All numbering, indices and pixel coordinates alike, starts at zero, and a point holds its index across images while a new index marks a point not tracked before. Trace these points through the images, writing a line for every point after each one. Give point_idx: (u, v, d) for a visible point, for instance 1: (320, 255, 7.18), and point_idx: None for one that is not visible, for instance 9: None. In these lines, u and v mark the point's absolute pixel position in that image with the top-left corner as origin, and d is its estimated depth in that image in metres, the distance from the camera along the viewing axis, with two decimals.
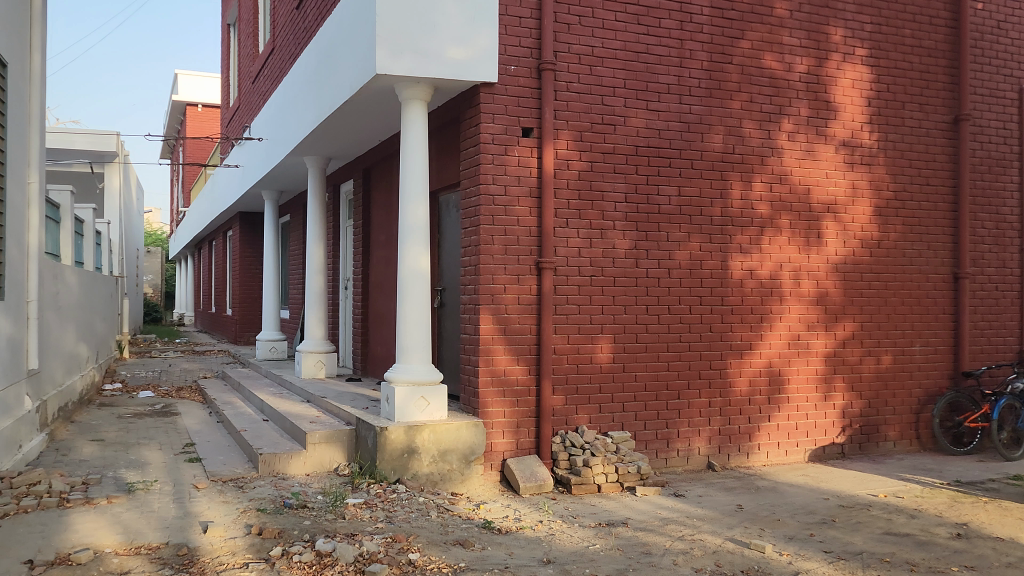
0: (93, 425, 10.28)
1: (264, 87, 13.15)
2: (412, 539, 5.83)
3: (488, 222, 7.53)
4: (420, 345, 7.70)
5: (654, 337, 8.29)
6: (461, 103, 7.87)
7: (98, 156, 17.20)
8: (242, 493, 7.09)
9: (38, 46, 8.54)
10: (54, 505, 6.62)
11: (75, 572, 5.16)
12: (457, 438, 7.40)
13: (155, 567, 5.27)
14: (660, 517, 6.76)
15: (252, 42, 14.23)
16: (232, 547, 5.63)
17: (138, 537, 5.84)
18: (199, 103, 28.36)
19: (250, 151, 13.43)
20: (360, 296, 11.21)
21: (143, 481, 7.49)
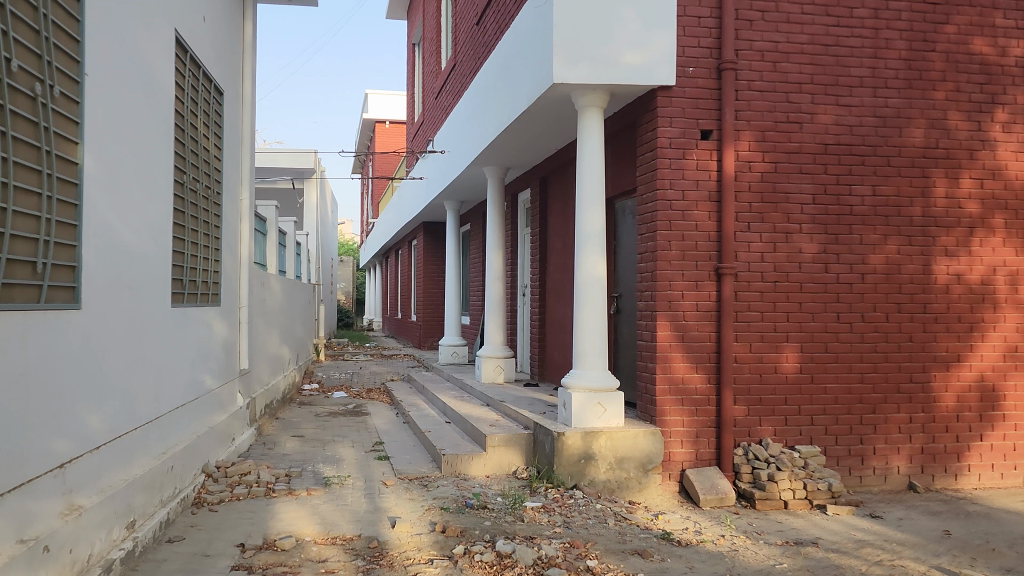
0: (295, 423, 11.11)
1: (446, 102, 13.68)
2: (590, 546, 5.82)
3: (666, 227, 7.40)
4: (597, 351, 7.68)
5: (846, 347, 7.79)
6: (638, 107, 7.80)
7: (299, 173, 18.57)
8: (427, 491, 7.39)
9: (249, 73, 9.34)
10: (262, 494, 7.22)
11: (281, 557, 5.58)
12: (635, 446, 7.30)
13: (349, 558, 5.60)
14: (855, 539, 6.33)
15: (436, 59, 14.84)
16: (418, 543, 5.87)
17: (334, 529, 6.23)
18: (387, 120, 30.10)
19: (433, 163, 14.01)
20: (538, 303, 11.36)
21: (338, 476, 7.99)
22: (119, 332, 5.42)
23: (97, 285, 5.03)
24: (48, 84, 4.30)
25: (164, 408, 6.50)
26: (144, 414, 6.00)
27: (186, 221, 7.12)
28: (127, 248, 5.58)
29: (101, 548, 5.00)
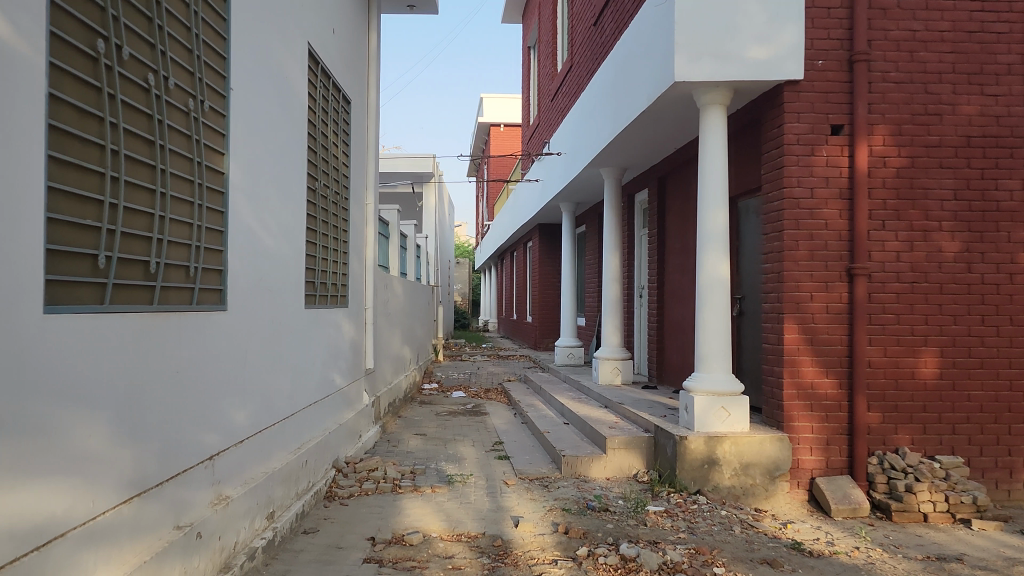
0: (417, 421, 11.40)
1: (562, 104, 13.73)
2: (716, 553, 5.71)
3: (793, 227, 7.16)
4: (721, 354, 7.52)
5: (992, 352, 7.31)
6: (763, 104, 7.58)
7: (418, 178, 19.06)
8: (547, 492, 7.44)
9: (374, 83, 9.66)
10: (389, 490, 7.46)
11: (409, 552, 5.74)
12: (761, 452, 7.10)
13: (474, 555, 5.70)
14: (1005, 557, 5.93)
15: (552, 61, 14.92)
16: (542, 543, 5.92)
17: (459, 526, 6.36)
18: (502, 123, 30.51)
19: (549, 165, 14.08)
20: (656, 304, 11.22)
21: (460, 474, 8.15)
22: (260, 333, 5.73)
23: (241, 288, 5.34)
24: (199, 99, 4.59)
25: (299, 405, 6.81)
26: (281, 410, 6.31)
27: (318, 226, 7.44)
28: (267, 253, 5.89)
29: (245, 536, 5.29)
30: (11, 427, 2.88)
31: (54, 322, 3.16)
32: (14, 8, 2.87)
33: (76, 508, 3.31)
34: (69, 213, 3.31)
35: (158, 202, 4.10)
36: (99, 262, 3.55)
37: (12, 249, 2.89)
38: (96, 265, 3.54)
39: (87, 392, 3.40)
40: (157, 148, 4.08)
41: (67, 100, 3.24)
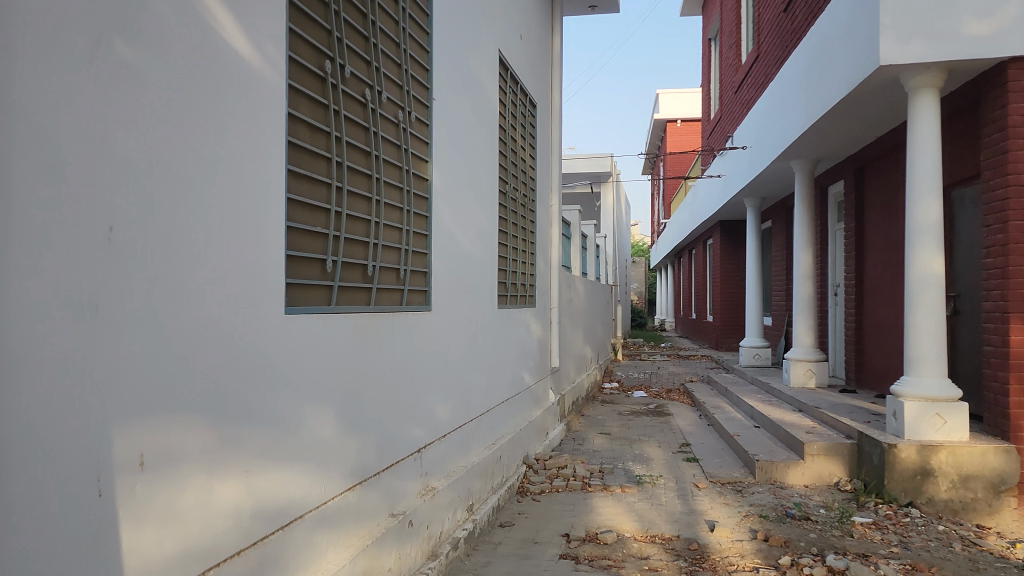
0: (601, 420, 11.44)
1: (747, 96, 13.27)
2: (936, 571, 5.29)
3: (1020, 217, 6.51)
4: (935, 356, 6.98)
5: None
6: (983, 84, 6.95)
7: (596, 177, 19.12)
8: (742, 497, 7.21)
9: (557, 85, 9.78)
10: (579, 488, 7.53)
11: (604, 551, 5.76)
12: (984, 464, 6.51)
13: (670, 557, 5.62)
14: None
15: (735, 53, 14.46)
16: (740, 549, 5.75)
17: (653, 526, 6.32)
18: (678, 119, 29.99)
19: (733, 160, 13.65)
20: (854, 303, 10.58)
21: (649, 475, 8.08)
22: (459, 333, 5.97)
23: (444, 290, 5.58)
24: (407, 111, 4.84)
25: (493, 402, 7.03)
26: (478, 406, 6.53)
27: (508, 229, 7.64)
28: (465, 255, 6.12)
29: (449, 526, 5.54)
30: (262, 417, 3.17)
31: (294, 322, 3.45)
32: (264, 39, 3.16)
33: (311, 492, 3.60)
34: (304, 221, 3.59)
35: (374, 209, 4.35)
36: (327, 266, 3.83)
37: (261, 256, 3.17)
38: (324, 269, 3.82)
39: (319, 387, 3.68)
40: (373, 158, 4.33)
41: (302, 117, 3.52)
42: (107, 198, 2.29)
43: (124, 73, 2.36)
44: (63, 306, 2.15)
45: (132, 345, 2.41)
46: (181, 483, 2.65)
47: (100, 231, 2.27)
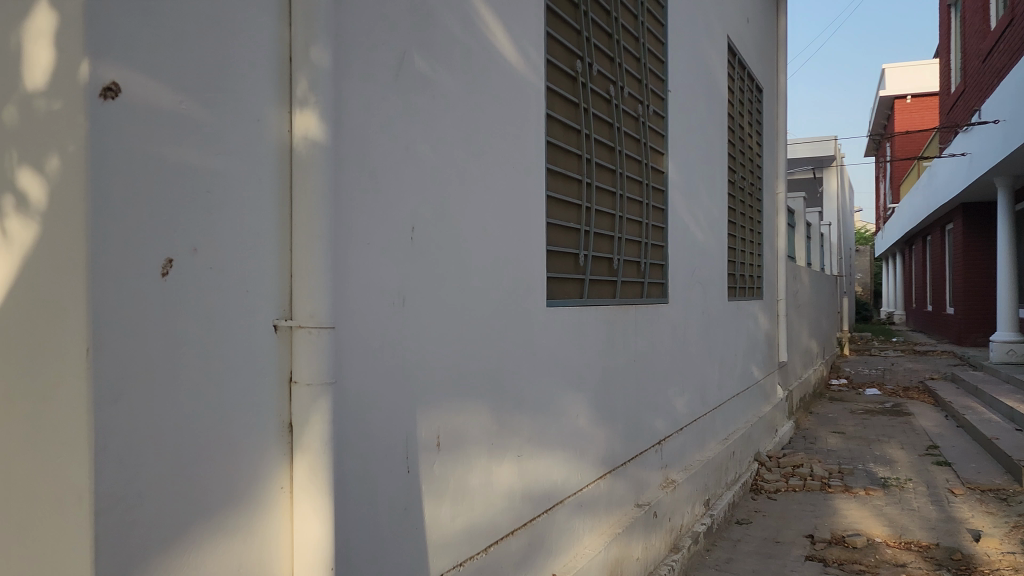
0: (832, 418, 10.84)
1: (998, 64, 11.99)
2: None
3: None
4: None
5: None
6: None
7: (818, 162, 18.12)
8: (1008, 506, 6.55)
9: (783, 67, 9.36)
10: (818, 488, 7.21)
11: (854, 555, 5.48)
12: None
13: (931, 566, 5.23)
14: None
15: (982, 17, 13.11)
16: (1014, 563, 5.23)
17: (906, 533, 5.91)
18: (908, 95, 27.69)
19: (981, 136, 12.40)
20: None
21: (895, 477, 7.56)
22: (694, 326, 5.91)
23: (680, 283, 5.55)
24: (646, 104, 4.85)
25: (726, 396, 6.89)
26: (712, 400, 6.42)
27: (737, 219, 7.43)
28: (698, 247, 6.04)
29: (688, 520, 5.51)
30: (530, 405, 3.33)
31: (554, 315, 3.58)
32: (527, 44, 3.29)
33: (570, 477, 3.72)
34: (560, 217, 3.72)
35: (618, 203, 4.41)
36: (580, 260, 3.94)
37: (529, 252, 3.31)
38: (576, 263, 3.93)
39: (576, 377, 3.80)
40: (617, 153, 4.39)
41: (557, 117, 3.64)
42: (411, 199, 2.51)
43: (422, 85, 2.56)
44: (382, 300, 2.38)
45: (429, 336, 2.62)
46: (469, 463, 2.85)
47: (406, 232, 2.49)
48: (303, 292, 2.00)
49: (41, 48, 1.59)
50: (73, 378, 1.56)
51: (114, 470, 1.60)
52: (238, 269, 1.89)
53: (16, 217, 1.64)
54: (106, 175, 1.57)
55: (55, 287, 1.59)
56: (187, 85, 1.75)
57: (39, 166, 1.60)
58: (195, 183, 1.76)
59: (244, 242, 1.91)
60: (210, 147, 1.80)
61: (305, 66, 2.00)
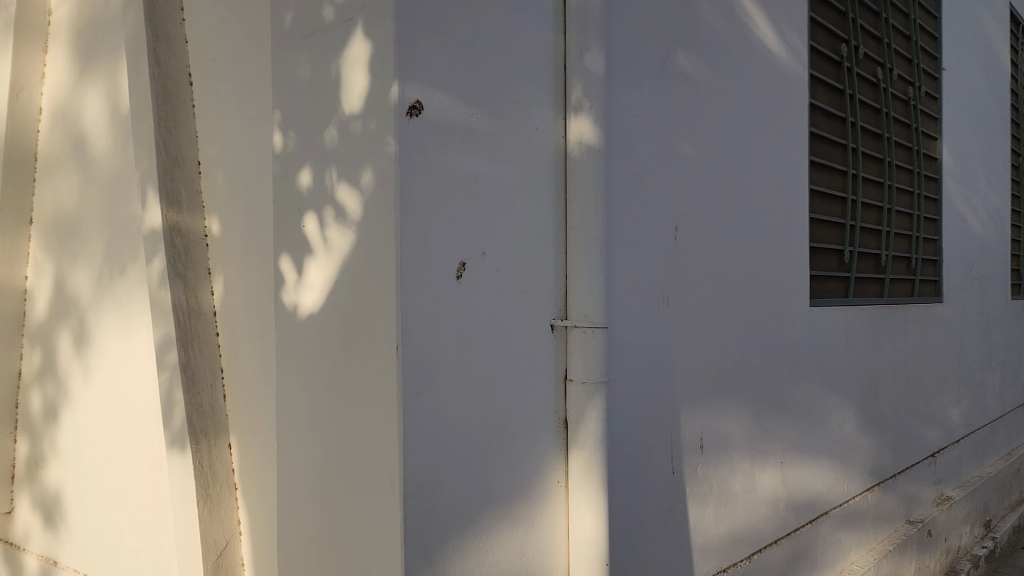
0: None
1: None
2: None
3: None
4: None
5: None
6: None
7: None
8: None
9: None
10: None
11: None
12: None
13: None
14: None
15: None
16: None
17: None
18: None
19: None
20: None
21: None
22: (972, 327, 5.33)
23: (955, 280, 5.03)
24: (917, 85, 4.45)
25: (1009, 405, 6.15)
26: (993, 410, 5.77)
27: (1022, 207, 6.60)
28: (976, 239, 5.44)
29: (965, 542, 4.99)
30: (794, 409, 3.17)
31: (819, 316, 3.39)
32: (791, 30, 3.13)
33: (835, 488, 3.51)
34: (823, 211, 3.52)
35: (887, 194, 4.08)
36: (844, 257, 3.70)
37: (793, 248, 3.16)
38: (841, 260, 3.69)
39: (842, 381, 3.57)
40: (885, 140, 4.06)
41: (821, 106, 3.45)
42: (675, 199, 2.49)
43: (686, 82, 2.53)
44: (648, 300, 2.37)
45: (693, 335, 2.58)
46: (732, 467, 2.77)
47: (670, 231, 2.47)
48: (578, 291, 2.05)
49: (357, 74, 1.77)
50: (386, 372, 1.73)
51: (420, 456, 1.74)
52: (519, 272, 1.98)
53: (335, 227, 1.84)
54: (411, 189, 1.72)
55: (369, 290, 1.77)
56: (476, 98, 1.86)
57: (355, 181, 1.79)
58: (482, 190, 1.87)
59: (525, 244, 1.99)
60: (497, 156, 1.91)
61: (579, 72, 2.05)
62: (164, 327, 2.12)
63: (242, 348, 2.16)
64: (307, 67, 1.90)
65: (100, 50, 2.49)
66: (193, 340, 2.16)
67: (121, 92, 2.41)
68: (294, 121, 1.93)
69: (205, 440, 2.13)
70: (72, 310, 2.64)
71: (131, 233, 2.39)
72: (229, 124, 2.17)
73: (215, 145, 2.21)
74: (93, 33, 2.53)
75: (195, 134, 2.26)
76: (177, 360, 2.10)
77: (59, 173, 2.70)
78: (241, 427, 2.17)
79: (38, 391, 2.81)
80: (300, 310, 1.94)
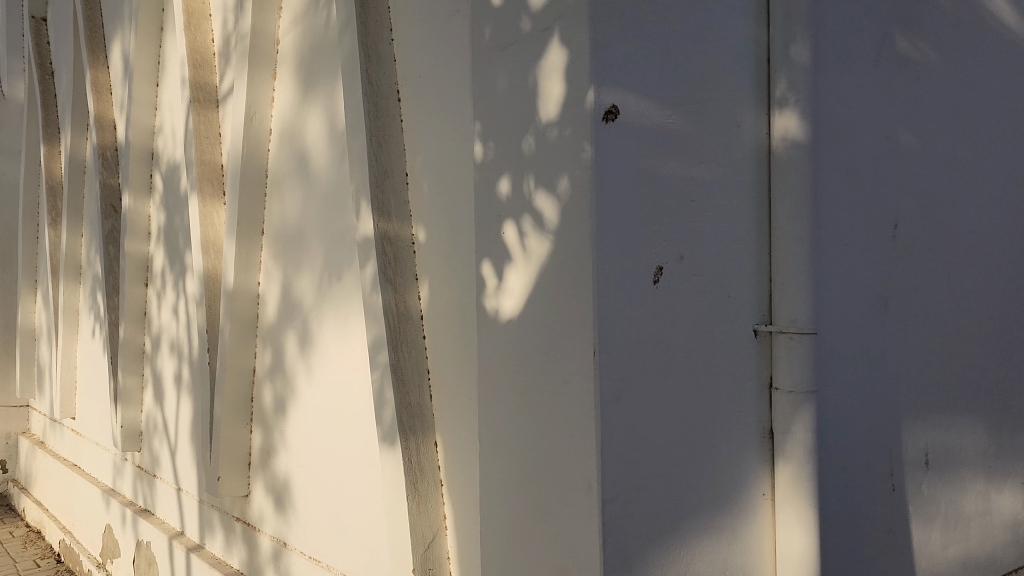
0: None
1: None
2: None
3: None
4: None
5: None
6: None
7: None
8: None
9: None
10: None
11: None
12: None
13: None
14: None
15: None
16: None
17: None
18: None
19: None
20: None
21: None
22: None
23: None
24: None
25: None
26: None
27: None
28: None
29: None
30: None
31: None
32: None
33: None
34: None
35: None
36: None
37: None
38: None
39: None
40: None
41: None
42: (894, 194, 2.30)
43: (906, 67, 2.33)
44: (863, 304, 2.21)
45: (915, 340, 2.37)
46: (963, 487, 2.50)
47: (888, 229, 2.28)
48: (784, 295, 1.94)
49: (553, 82, 1.79)
50: (584, 377, 1.74)
51: (618, 463, 1.73)
52: (720, 276, 1.91)
53: (533, 233, 1.86)
54: (609, 194, 1.72)
55: (567, 296, 1.79)
56: (674, 99, 1.83)
57: (552, 188, 1.80)
58: (681, 193, 1.84)
59: (725, 247, 1.92)
60: (695, 158, 1.86)
61: (784, 65, 1.94)
62: (377, 330, 2.26)
63: (446, 351, 2.26)
64: (504, 78, 1.95)
65: (320, 74, 2.71)
66: (402, 342, 2.28)
67: (339, 111, 2.61)
68: (493, 131, 1.98)
69: (413, 437, 2.24)
70: (297, 314, 2.88)
71: (347, 243, 2.58)
72: (433, 137, 2.27)
73: (421, 157, 2.32)
74: (313, 59, 2.75)
75: (402, 148, 2.38)
76: (388, 361, 2.23)
77: (285, 188, 2.97)
78: (446, 426, 2.27)
79: (270, 386, 3.10)
80: (501, 315, 1.98)
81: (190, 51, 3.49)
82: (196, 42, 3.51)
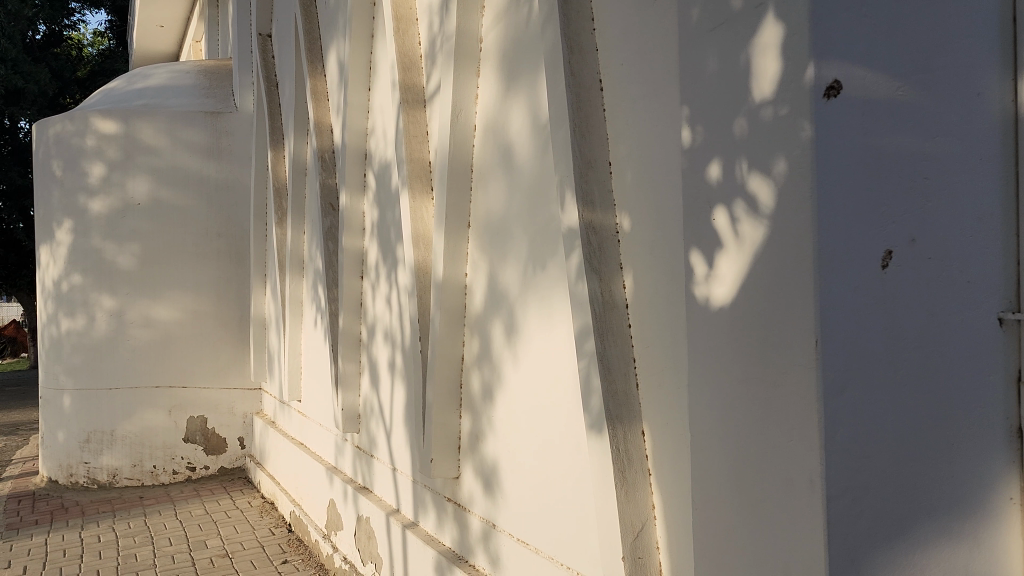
0: None
1: None
2: None
3: None
4: None
5: None
6: None
7: None
8: None
9: None
10: None
11: None
12: None
13: None
14: None
15: None
16: None
17: None
18: None
19: None
20: None
21: None
22: None
23: None
24: None
25: None
26: None
27: None
28: None
29: None
30: None
31: None
32: None
33: None
34: None
35: None
36: None
37: None
38: None
39: None
40: None
41: None
42: None
43: None
44: None
45: None
46: None
47: None
48: None
49: (769, 60, 1.71)
50: (805, 369, 1.66)
51: (843, 460, 1.66)
52: (959, 260, 1.75)
53: (747, 218, 1.79)
54: (831, 175, 1.63)
55: (785, 283, 1.71)
56: (904, 70, 1.70)
57: (767, 170, 1.72)
58: (910, 170, 1.71)
59: (966, 229, 1.76)
60: (927, 133, 1.72)
61: None
62: (583, 318, 2.29)
63: (654, 339, 2.23)
64: (713, 59, 1.88)
65: (522, 69, 2.77)
66: (608, 331, 2.29)
67: (541, 104, 2.65)
68: (701, 114, 1.92)
69: (620, 425, 2.25)
70: (504, 302, 2.97)
71: (552, 232, 2.62)
72: (637, 123, 2.25)
73: (624, 144, 2.31)
74: (515, 54, 2.82)
75: (606, 136, 2.38)
76: (595, 349, 2.26)
77: (490, 181, 3.06)
78: (654, 414, 2.25)
79: (478, 373, 3.22)
80: (713, 302, 1.91)
81: (400, 55, 3.72)
82: (405, 47, 3.73)
